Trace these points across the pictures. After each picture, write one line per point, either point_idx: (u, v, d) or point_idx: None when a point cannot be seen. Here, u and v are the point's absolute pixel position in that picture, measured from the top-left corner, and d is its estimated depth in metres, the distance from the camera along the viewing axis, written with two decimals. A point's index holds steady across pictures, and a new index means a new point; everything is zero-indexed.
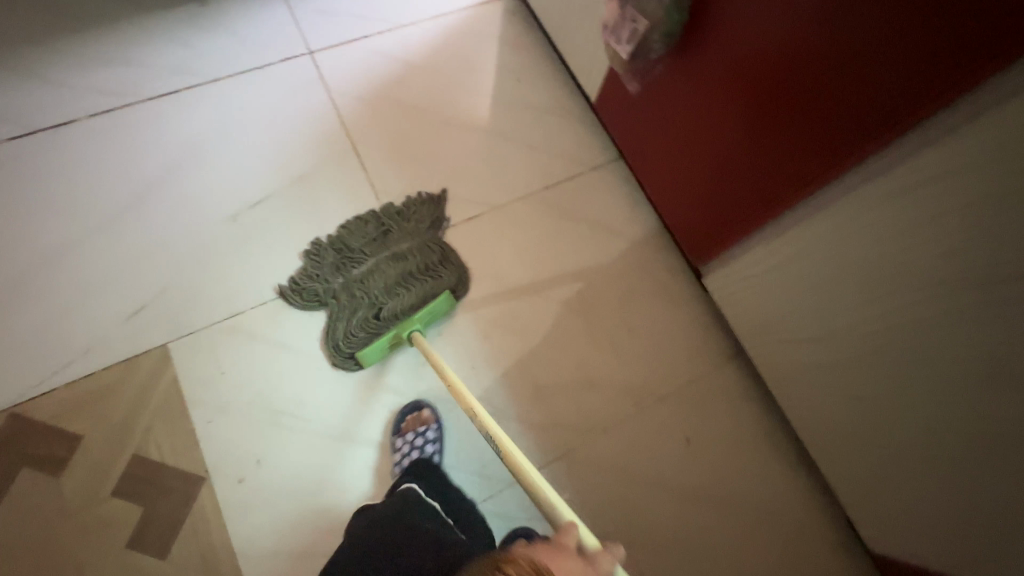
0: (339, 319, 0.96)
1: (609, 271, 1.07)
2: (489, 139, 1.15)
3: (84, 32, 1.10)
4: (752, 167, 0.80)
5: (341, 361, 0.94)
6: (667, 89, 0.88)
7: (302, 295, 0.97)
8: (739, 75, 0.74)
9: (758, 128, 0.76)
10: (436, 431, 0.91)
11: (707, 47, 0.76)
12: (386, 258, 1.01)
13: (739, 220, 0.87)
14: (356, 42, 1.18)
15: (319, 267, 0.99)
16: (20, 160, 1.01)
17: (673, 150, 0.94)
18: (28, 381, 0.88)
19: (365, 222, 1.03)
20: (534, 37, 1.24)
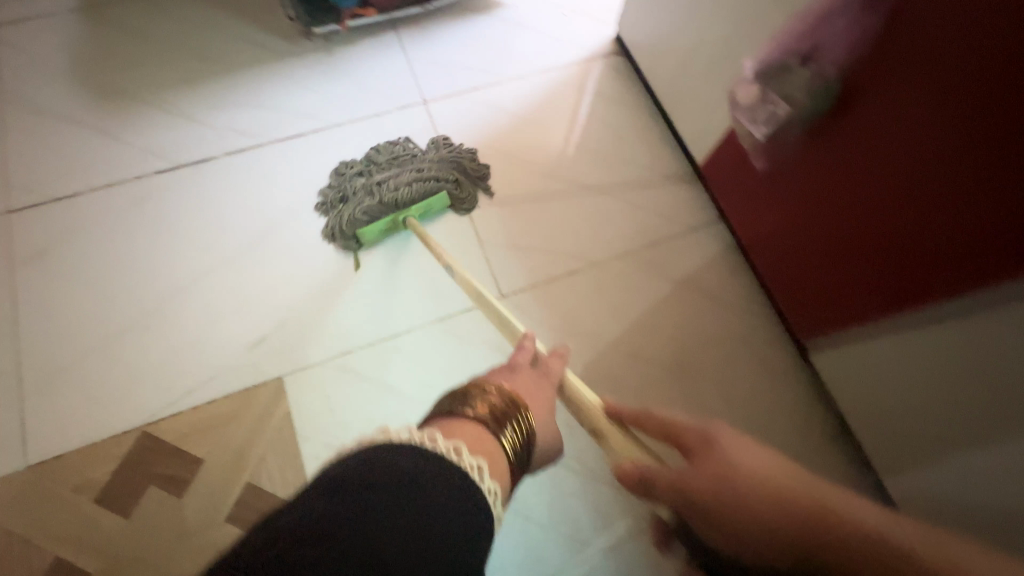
0: (350, 206, 1.06)
1: (707, 336, 1.05)
2: (590, 194, 1.17)
3: (225, 74, 1.20)
4: (844, 268, 0.84)
5: (342, 240, 1.06)
6: (782, 177, 0.90)
7: (328, 191, 1.09)
8: (835, 184, 0.80)
9: (852, 233, 0.81)
10: None
11: (810, 154, 0.82)
12: (406, 167, 1.10)
13: (833, 310, 0.90)
14: (467, 94, 1.24)
15: (347, 172, 1.10)
16: (164, 192, 1.10)
17: (782, 233, 0.95)
18: (160, 402, 0.95)
19: (396, 143, 1.14)
20: (639, 95, 1.26)
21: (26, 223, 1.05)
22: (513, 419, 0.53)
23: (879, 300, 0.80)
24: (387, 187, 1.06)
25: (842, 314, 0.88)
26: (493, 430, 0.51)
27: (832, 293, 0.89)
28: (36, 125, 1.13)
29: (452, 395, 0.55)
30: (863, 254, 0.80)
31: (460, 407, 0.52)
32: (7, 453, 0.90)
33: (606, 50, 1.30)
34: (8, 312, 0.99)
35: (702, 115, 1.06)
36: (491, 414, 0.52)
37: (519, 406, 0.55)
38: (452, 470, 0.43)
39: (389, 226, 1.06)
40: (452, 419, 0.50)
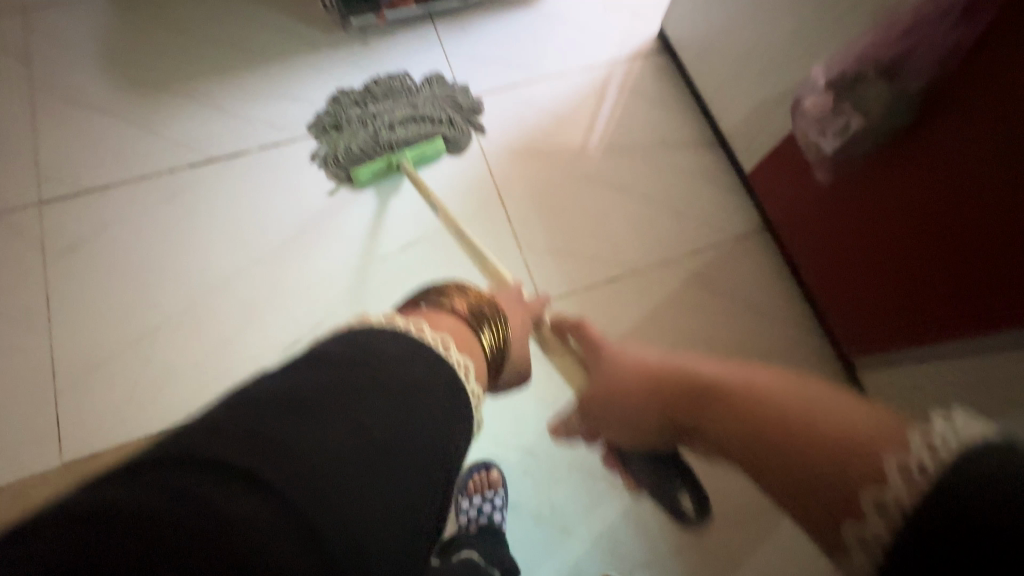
0: (345, 137, 1.10)
1: (752, 350, 1.03)
2: (631, 197, 1.14)
3: (259, 65, 1.17)
4: (905, 289, 0.81)
5: (334, 170, 1.09)
6: (835, 191, 0.87)
7: (323, 117, 1.12)
8: (904, 203, 0.77)
9: (918, 254, 0.77)
10: (503, 497, 0.92)
11: (877, 170, 0.79)
12: (402, 102, 1.13)
13: (889, 331, 0.87)
14: (505, 90, 1.20)
15: (344, 102, 1.13)
16: (197, 185, 1.07)
17: (830, 249, 0.93)
18: (194, 403, 0.93)
19: (394, 77, 1.16)
20: (683, 96, 1.22)
21: (57, 214, 1.03)
22: (489, 320, 0.59)
23: (930, 326, 0.79)
24: (382, 126, 1.10)
25: (899, 335, 0.85)
26: (473, 328, 0.57)
27: (880, 314, 0.87)
28: (66, 113, 1.10)
29: (431, 295, 0.60)
30: (915, 279, 0.79)
31: (443, 303, 0.57)
32: (42, 451, 0.89)
33: (649, 48, 1.26)
34: (40, 305, 0.97)
35: (756, 121, 1.02)
36: (470, 314, 0.58)
37: (498, 318, 0.61)
38: (441, 358, 0.47)
39: (382, 167, 1.07)
40: (437, 314, 0.55)
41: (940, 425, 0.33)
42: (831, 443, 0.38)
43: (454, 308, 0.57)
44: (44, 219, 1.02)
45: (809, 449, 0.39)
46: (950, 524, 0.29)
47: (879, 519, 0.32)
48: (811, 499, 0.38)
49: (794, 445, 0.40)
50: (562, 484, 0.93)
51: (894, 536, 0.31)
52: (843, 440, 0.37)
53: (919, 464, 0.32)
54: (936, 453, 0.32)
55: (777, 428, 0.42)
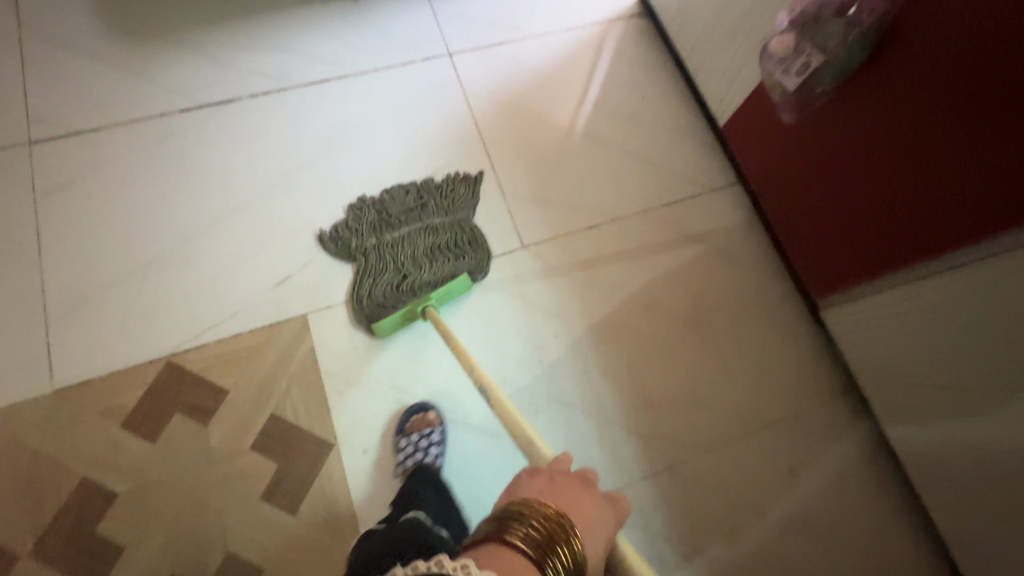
0: (365, 278, 0.99)
1: (724, 294, 1.08)
2: (611, 152, 1.18)
3: (249, 18, 1.18)
4: (859, 225, 0.89)
5: (357, 319, 0.98)
6: (796, 137, 0.94)
7: (336, 245, 1.02)
8: (854, 144, 0.84)
9: (868, 191, 0.85)
10: (440, 434, 0.92)
11: (831, 113, 0.85)
12: (419, 227, 1.03)
13: (845, 268, 0.94)
14: (492, 48, 1.24)
15: (357, 233, 1.03)
16: (187, 130, 1.09)
17: (793, 196, 1.00)
18: (185, 334, 0.96)
19: (407, 191, 1.08)
20: (662, 58, 1.26)
21: (47, 154, 1.04)
22: (559, 542, 0.46)
23: (882, 258, 0.86)
24: (404, 263, 0.99)
25: (855, 270, 0.92)
26: (539, 565, 0.44)
27: (834, 253, 0.95)
28: (55, 57, 1.11)
29: (498, 516, 0.48)
30: (869, 216, 0.86)
31: (505, 531, 0.46)
32: (32, 377, 0.91)
33: (631, 12, 1.31)
34: (31, 241, 0.99)
35: (730, 74, 1.07)
36: (535, 541, 0.45)
37: (569, 529, 0.48)
38: None
39: (406, 316, 0.96)
40: (495, 549, 0.44)
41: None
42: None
43: (518, 542, 0.45)
44: (34, 159, 1.04)
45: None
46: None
47: None
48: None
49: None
50: (539, 414, 0.98)
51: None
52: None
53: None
54: None
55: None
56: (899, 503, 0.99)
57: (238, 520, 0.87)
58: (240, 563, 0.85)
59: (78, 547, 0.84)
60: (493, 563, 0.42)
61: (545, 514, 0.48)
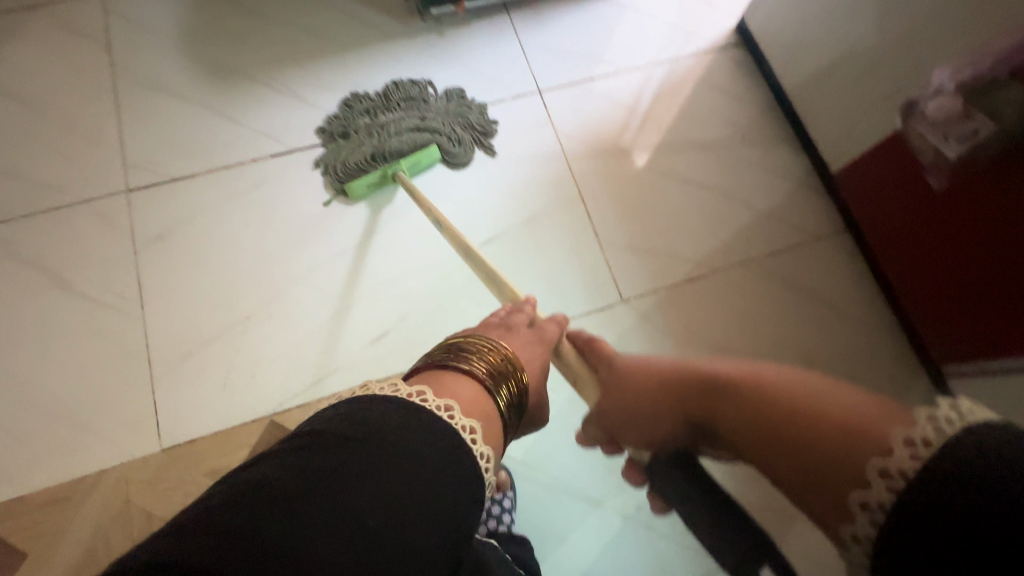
0: (348, 148, 1.06)
1: (835, 353, 1.02)
2: (710, 196, 1.12)
3: (335, 54, 1.15)
4: (993, 306, 0.83)
5: (332, 181, 1.05)
6: (926, 205, 0.88)
7: (332, 122, 1.09)
8: (999, 228, 0.78)
9: (1008, 276, 0.80)
10: (511, 499, 0.87)
11: (973, 192, 0.80)
12: (415, 113, 1.10)
13: (972, 344, 0.89)
14: (581, 84, 1.19)
15: (357, 109, 1.10)
16: (280, 175, 1.07)
17: (916, 258, 0.94)
18: (286, 393, 0.94)
19: (411, 84, 1.13)
20: (762, 93, 1.19)
21: (144, 201, 1.04)
22: (499, 374, 0.54)
23: (1004, 344, 0.83)
24: (387, 131, 1.06)
25: (986, 350, 0.87)
26: (482, 383, 0.52)
27: (961, 327, 0.90)
28: (147, 100, 1.10)
29: (443, 351, 0.55)
30: (997, 296, 0.82)
31: (446, 361, 0.53)
32: (141, 436, 0.91)
33: (726, 42, 1.23)
34: (133, 294, 0.98)
35: (851, 119, 0.99)
36: (489, 373, 0.53)
37: (510, 362, 0.56)
38: (412, 411, 0.45)
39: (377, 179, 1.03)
40: (441, 376, 0.51)
41: (946, 407, 0.37)
42: (799, 412, 0.45)
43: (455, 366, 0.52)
44: (132, 207, 1.03)
45: (777, 414, 0.46)
46: (978, 483, 0.32)
47: (909, 479, 0.35)
48: (814, 493, 0.43)
49: (800, 419, 0.44)
50: None
51: (876, 535, 0.36)
52: (859, 425, 0.41)
53: (923, 440, 0.36)
54: (937, 430, 0.36)
55: (793, 414, 0.45)
56: None
57: None
58: None
59: None
60: (435, 383, 0.50)
61: (479, 344, 0.56)
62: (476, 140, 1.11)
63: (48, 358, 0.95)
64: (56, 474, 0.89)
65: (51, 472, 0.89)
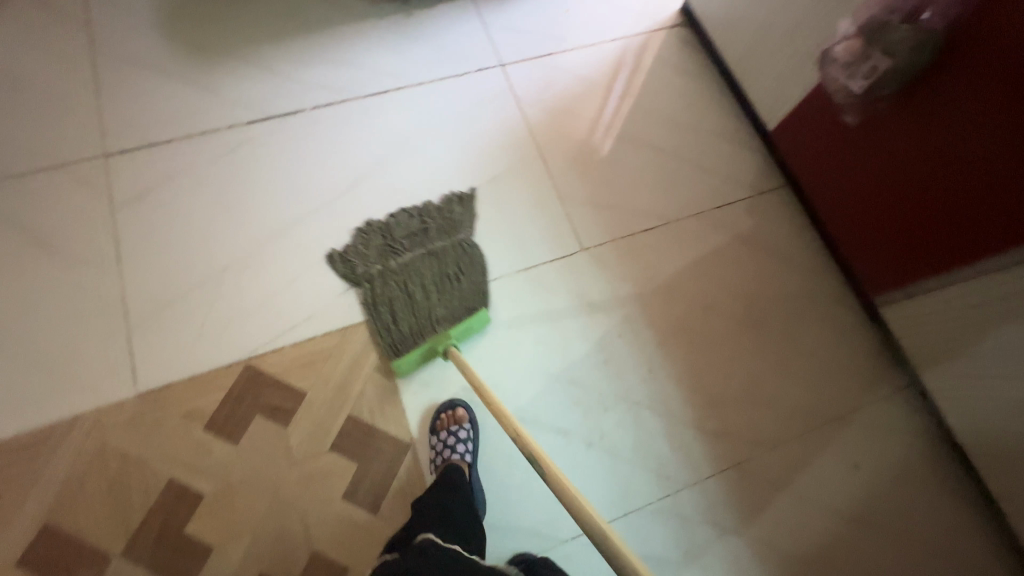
0: (380, 309, 1.00)
1: (779, 293, 1.11)
2: (661, 157, 1.21)
3: (307, 32, 1.22)
4: (904, 230, 0.94)
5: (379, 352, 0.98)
6: (844, 145, 1.00)
7: (344, 268, 1.03)
8: (903, 158, 0.90)
9: (913, 200, 0.91)
10: (470, 430, 0.93)
11: (882, 125, 0.91)
12: (425, 248, 1.05)
13: (891, 269, 1.00)
14: (541, 59, 1.28)
15: (362, 260, 1.04)
16: (255, 140, 1.12)
17: (843, 193, 1.03)
18: (261, 339, 0.98)
19: (410, 215, 1.08)
20: (706, 66, 1.30)
21: (122, 165, 1.08)
22: None
23: (917, 261, 0.94)
24: (414, 291, 1.01)
25: (904, 270, 0.97)
26: None
27: (882, 254, 1.00)
28: (125, 74, 1.15)
29: None
30: (914, 212, 0.92)
31: None
32: (117, 381, 0.93)
33: (673, 22, 1.34)
34: (110, 250, 1.02)
35: (782, 79, 1.10)
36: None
37: None
38: None
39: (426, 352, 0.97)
40: None
41: None
42: None
43: None
44: (110, 170, 1.07)
45: None
46: None
47: None
48: None
49: None
50: (609, 412, 1.01)
51: None
52: None
53: None
54: None
55: None
56: (964, 498, 1.01)
57: (323, 519, 0.89)
58: (327, 562, 0.87)
59: (169, 549, 0.86)
60: None
61: None
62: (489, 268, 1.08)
63: (24, 312, 0.97)
64: (32, 419, 0.90)
65: (26, 418, 0.90)
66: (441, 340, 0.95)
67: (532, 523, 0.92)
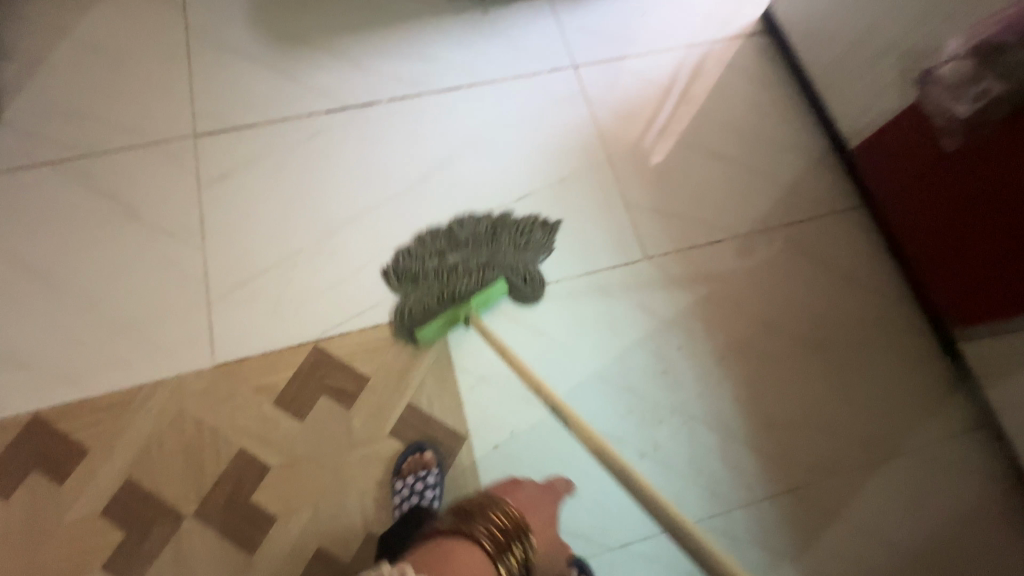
0: (421, 295, 1.02)
1: (847, 317, 1.07)
2: (732, 168, 1.18)
3: (387, 25, 1.24)
4: (994, 266, 0.90)
5: (405, 330, 1.00)
6: (937, 170, 0.95)
7: (403, 263, 1.04)
8: (1002, 192, 0.85)
9: (1007, 236, 0.87)
10: (436, 475, 0.92)
11: (982, 155, 0.87)
12: (485, 252, 1.05)
13: (976, 304, 0.95)
14: (614, 62, 1.26)
15: (421, 256, 1.05)
16: (332, 129, 1.16)
17: (931, 220, 0.99)
18: (329, 322, 1.01)
19: (478, 220, 1.08)
20: (785, 77, 1.26)
21: (210, 145, 1.13)
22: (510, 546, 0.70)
23: (1005, 300, 0.90)
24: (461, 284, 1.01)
25: (988, 307, 0.93)
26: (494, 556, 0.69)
27: (967, 289, 0.96)
28: (215, 58, 1.20)
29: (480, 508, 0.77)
30: (1018, 246, 0.85)
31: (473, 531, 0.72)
32: (196, 351, 0.99)
33: (752, 30, 1.31)
34: (195, 226, 1.07)
35: (869, 96, 1.06)
36: (491, 536, 0.71)
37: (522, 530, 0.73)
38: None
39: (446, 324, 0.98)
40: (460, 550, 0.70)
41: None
42: None
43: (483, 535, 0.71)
44: (198, 150, 1.13)
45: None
46: None
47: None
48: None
49: None
50: (664, 424, 1.00)
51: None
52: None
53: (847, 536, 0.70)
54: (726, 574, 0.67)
55: None
56: None
57: (379, 501, 0.92)
58: None
59: (236, 514, 0.90)
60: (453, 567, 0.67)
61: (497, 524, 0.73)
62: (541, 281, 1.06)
63: (115, 280, 1.03)
64: (119, 380, 0.96)
65: (115, 379, 0.97)
66: (465, 307, 0.97)
67: (581, 526, 0.93)
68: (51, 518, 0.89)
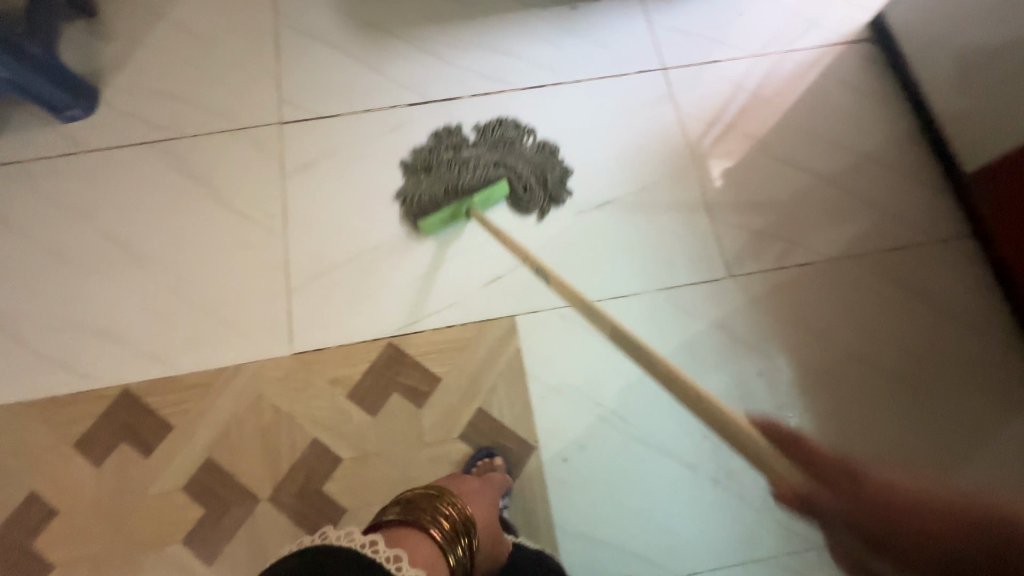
0: (428, 183, 1.08)
1: (947, 356, 1.00)
2: (827, 185, 1.11)
3: (474, 18, 1.22)
4: None
5: (408, 215, 1.07)
6: None
7: (420, 152, 1.11)
8: None
9: None
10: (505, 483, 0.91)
11: None
12: (499, 155, 1.10)
13: None
14: (706, 65, 1.20)
15: (438, 149, 1.11)
16: (414, 124, 1.15)
17: None
18: (405, 320, 1.02)
19: (500, 128, 1.13)
20: (893, 91, 1.17)
21: (295, 133, 1.14)
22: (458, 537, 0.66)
23: None
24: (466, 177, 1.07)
25: None
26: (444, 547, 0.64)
27: None
28: (303, 45, 1.21)
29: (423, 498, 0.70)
30: None
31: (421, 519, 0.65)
32: (275, 338, 1.01)
33: (859, 37, 1.22)
34: (278, 213, 1.09)
35: (996, 118, 0.97)
36: (444, 530, 0.65)
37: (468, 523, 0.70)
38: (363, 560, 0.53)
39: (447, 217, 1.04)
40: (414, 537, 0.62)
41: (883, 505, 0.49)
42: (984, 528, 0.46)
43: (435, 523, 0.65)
44: (284, 137, 1.14)
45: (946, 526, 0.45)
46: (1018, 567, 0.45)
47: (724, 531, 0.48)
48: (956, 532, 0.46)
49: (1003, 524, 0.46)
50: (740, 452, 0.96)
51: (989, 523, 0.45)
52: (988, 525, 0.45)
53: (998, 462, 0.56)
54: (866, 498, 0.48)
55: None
56: None
57: None
58: None
59: (307, 502, 0.92)
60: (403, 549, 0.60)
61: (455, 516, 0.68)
62: (550, 197, 1.09)
63: (202, 261, 1.06)
64: (203, 360, 0.99)
65: (199, 358, 1.00)
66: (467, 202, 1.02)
67: (648, 549, 0.91)
68: (138, 486, 0.94)
